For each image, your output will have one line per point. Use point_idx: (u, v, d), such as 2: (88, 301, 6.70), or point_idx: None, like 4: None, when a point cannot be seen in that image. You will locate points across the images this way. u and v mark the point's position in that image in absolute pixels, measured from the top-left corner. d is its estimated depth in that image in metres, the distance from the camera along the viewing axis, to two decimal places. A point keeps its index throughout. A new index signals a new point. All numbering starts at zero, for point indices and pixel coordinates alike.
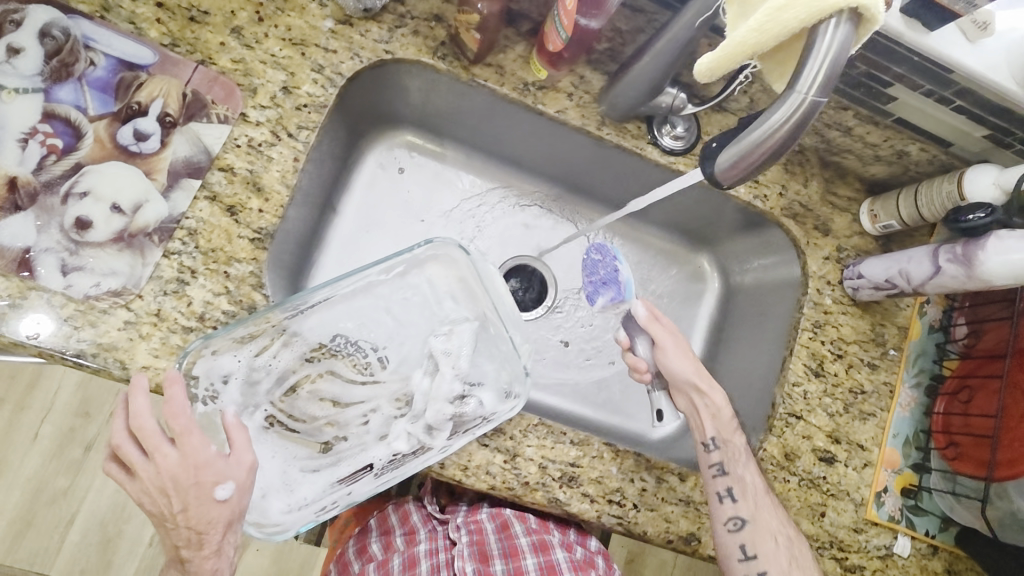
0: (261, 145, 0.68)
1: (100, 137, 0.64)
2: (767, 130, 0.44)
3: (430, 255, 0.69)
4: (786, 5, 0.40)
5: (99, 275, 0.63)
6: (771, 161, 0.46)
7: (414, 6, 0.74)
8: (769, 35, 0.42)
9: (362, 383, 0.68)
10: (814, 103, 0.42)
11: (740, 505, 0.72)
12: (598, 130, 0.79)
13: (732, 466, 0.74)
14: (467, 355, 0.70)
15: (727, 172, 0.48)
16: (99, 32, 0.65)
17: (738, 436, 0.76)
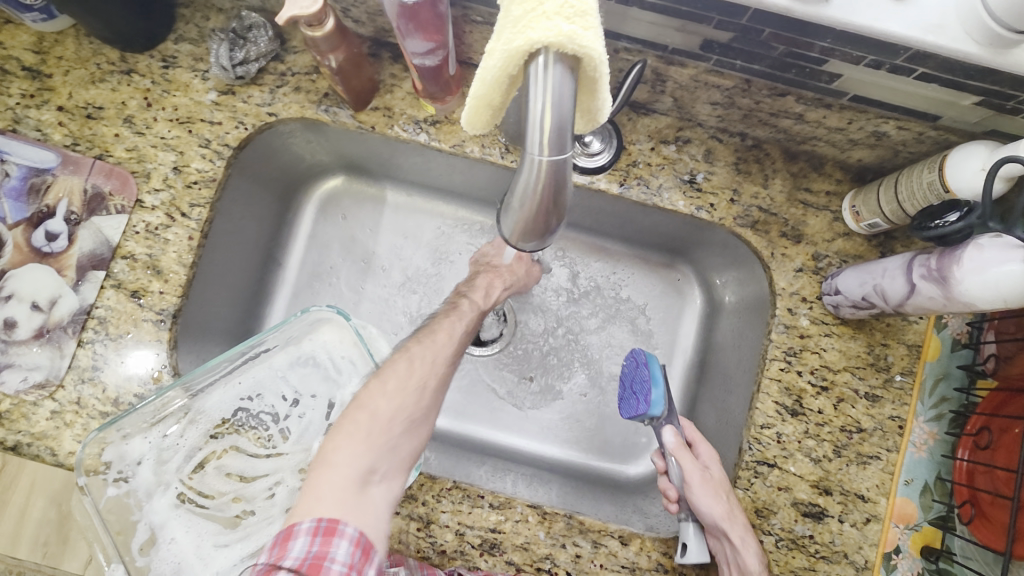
0: (158, 229, 0.71)
1: (18, 243, 0.69)
2: (521, 196, 0.36)
3: (317, 321, 0.69)
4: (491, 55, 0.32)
5: (25, 370, 0.68)
6: (558, 218, 0.38)
7: (295, 62, 0.73)
8: (496, 90, 0.34)
9: (266, 456, 0.69)
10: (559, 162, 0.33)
11: None
12: (502, 159, 0.73)
13: None
14: None
15: (521, 240, 0.40)
16: (10, 144, 0.71)
17: None
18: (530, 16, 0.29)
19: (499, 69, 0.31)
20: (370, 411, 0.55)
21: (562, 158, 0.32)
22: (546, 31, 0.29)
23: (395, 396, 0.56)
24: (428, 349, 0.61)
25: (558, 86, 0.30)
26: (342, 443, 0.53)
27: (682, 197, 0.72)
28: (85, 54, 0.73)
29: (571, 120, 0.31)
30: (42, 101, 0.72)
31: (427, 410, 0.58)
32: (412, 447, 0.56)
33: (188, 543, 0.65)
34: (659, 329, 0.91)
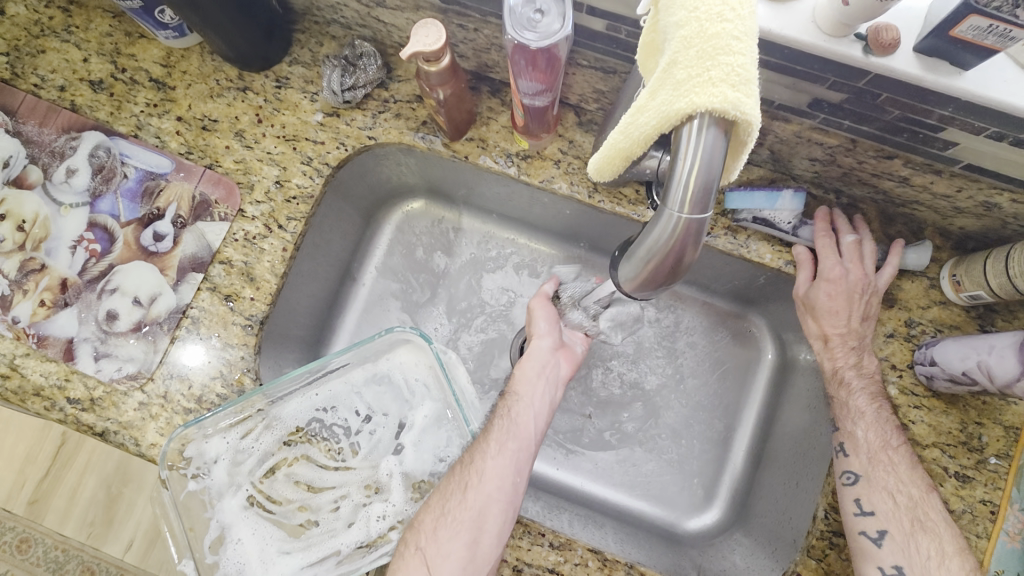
0: (255, 238, 0.74)
1: (128, 240, 0.74)
2: (649, 248, 0.38)
3: (396, 341, 0.70)
4: (643, 107, 0.36)
5: (121, 361, 0.71)
6: (679, 274, 0.40)
7: (398, 90, 0.77)
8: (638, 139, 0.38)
9: (334, 469, 0.69)
10: (695, 221, 0.35)
11: (885, 526, 0.61)
12: (589, 198, 0.73)
13: (870, 473, 0.63)
14: (430, 445, 0.69)
15: (633, 286, 0.42)
16: (132, 149, 0.76)
17: (888, 456, 0.63)
18: (694, 82, 0.32)
19: (653, 125, 0.35)
20: (426, 532, 0.61)
21: (701, 216, 0.35)
22: (711, 97, 0.32)
23: (448, 521, 0.60)
24: (469, 475, 0.62)
25: (709, 148, 0.33)
26: (436, 547, 0.59)
27: (769, 250, 0.71)
28: (207, 70, 0.78)
29: (716, 182, 0.34)
30: (164, 111, 0.77)
31: (474, 526, 0.60)
32: (483, 554, 0.59)
33: (252, 545, 0.66)
34: (727, 378, 0.89)
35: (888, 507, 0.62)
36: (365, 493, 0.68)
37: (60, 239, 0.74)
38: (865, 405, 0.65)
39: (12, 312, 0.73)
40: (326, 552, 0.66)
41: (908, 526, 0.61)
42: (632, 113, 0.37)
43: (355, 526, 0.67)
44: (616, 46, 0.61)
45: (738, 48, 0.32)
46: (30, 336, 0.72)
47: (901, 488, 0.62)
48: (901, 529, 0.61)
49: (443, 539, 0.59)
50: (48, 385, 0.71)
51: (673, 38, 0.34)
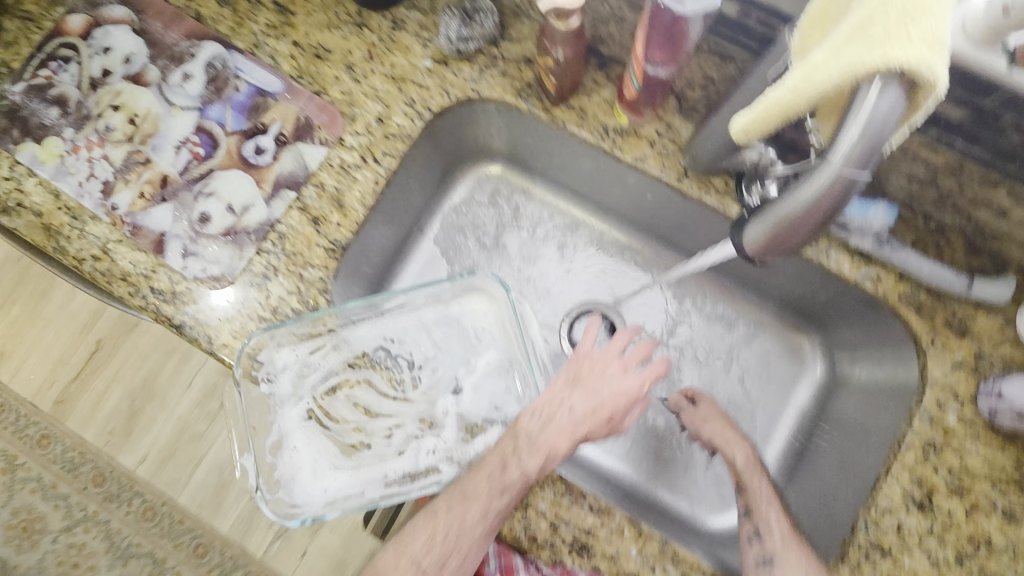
0: (350, 167, 0.76)
1: (230, 150, 0.77)
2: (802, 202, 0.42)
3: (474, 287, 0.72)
4: (823, 64, 0.39)
5: (207, 262, 0.74)
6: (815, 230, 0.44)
7: (509, 50, 0.79)
8: (807, 95, 0.41)
9: (393, 398, 0.71)
10: (852, 180, 0.39)
11: (764, 541, 0.68)
12: (678, 182, 0.75)
13: (755, 505, 0.71)
14: (489, 394, 0.71)
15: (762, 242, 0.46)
16: (247, 64, 0.79)
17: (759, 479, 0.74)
18: (892, 39, 0.35)
19: (833, 82, 0.38)
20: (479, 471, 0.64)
21: (861, 174, 0.39)
22: (906, 55, 0.34)
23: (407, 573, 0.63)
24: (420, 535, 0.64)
25: (887, 108, 0.36)
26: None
27: (848, 261, 0.71)
28: (329, 2, 0.81)
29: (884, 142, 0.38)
30: (282, 34, 0.80)
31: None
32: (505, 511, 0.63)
33: (306, 454, 0.68)
34: (773, 388, 0.90)
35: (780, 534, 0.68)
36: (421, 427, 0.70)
37: (167, 138, 0.77)
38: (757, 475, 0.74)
39: (111, 199, 0.76)
40: (374, 476, 0.68)
41: (784, 551, 0.66)
42: (807, 71, 0.40)
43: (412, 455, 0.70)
44: None
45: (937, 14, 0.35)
46: (124, 225, 0.75)
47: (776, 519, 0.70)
48: (796, 565, 0.65)
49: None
50: (135, 272, 0.74)
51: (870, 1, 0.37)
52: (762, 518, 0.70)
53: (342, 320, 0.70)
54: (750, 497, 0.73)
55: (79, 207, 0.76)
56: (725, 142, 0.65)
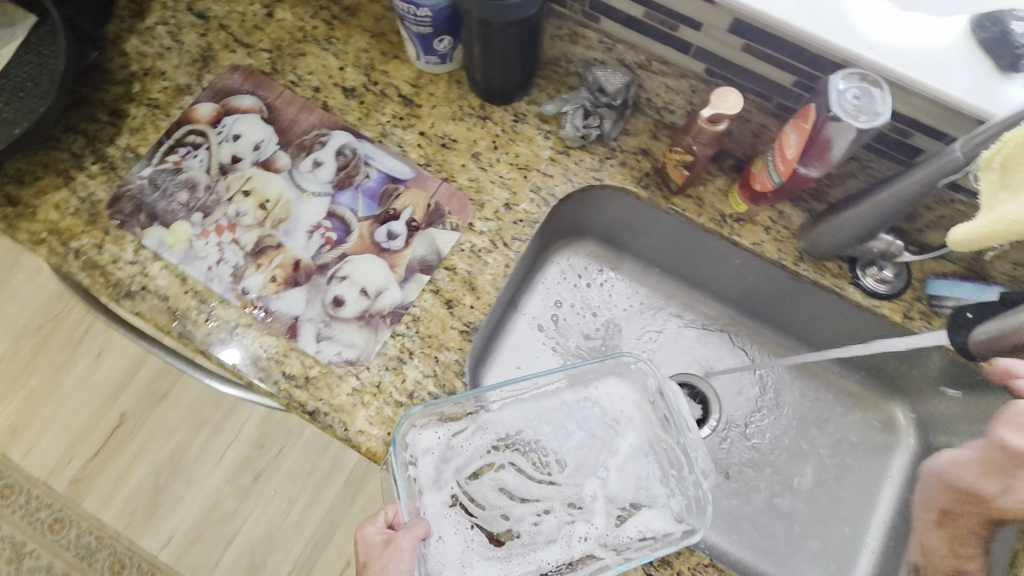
0: (481, 251, 0.79)
1: (363, 234, 0.79)
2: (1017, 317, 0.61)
3: (616, 368, 0.73)
4: None
5: (342, 345, 0.74)
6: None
7: (625, 142, 0.84)
8: None
9: (539, 481, 0.72)
10: None
11: None
12: (794, 265, 0.79)
13: None
14: (634, 477, 0.71)
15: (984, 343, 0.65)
16: (376, 153, 0.83)
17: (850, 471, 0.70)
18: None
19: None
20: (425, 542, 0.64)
21: None
22: None
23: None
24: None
25: None
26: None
27: None
28: (452, 95, 0.86)
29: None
30: (409, 125, 0.84)
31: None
32: None
33: (455, 545, 0.66)
34: (869, 459, 0.92)
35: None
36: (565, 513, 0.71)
37: (299, 223, 0.79)
38: None
39: (242, 282, 0.76)
40: (529, 567, 0.67)
41: None
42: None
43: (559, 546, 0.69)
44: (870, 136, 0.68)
45: None
46: (256, 308, 0.75)
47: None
48: None
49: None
50: (268, 357, 0.74)
51: None
52: None
53: (484, 403, 0.70)
54: None
55: (207, 291, 0.76)
56: (857, 231, 0.71)
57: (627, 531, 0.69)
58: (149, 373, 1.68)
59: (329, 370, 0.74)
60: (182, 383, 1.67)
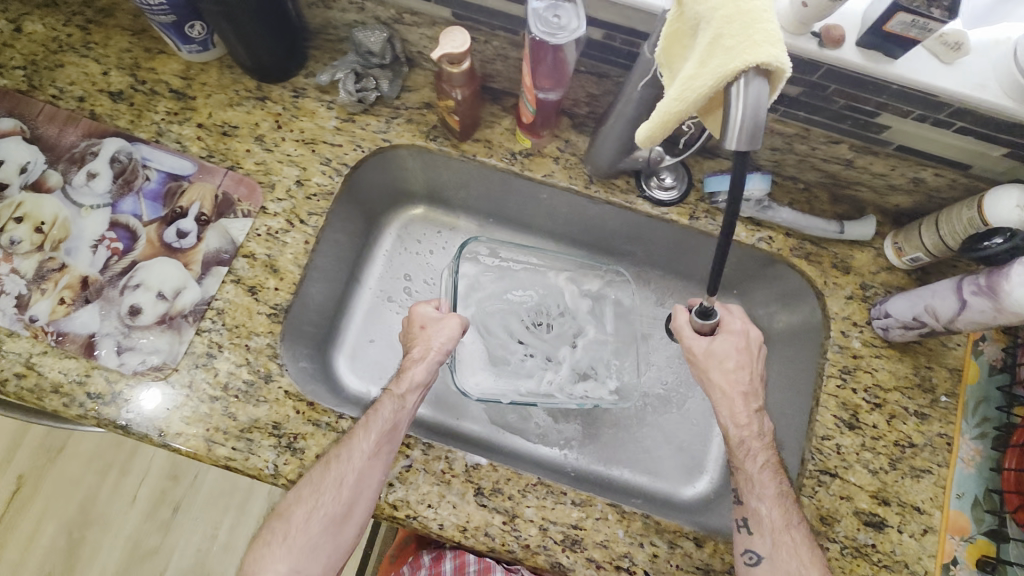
0: (278, 232, 0.78)
1: (151, 238, 0.77)
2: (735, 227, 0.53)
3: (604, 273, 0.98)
4: (696, 75, 0.42)
5: (146, 353, 0.73)
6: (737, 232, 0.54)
7: (409, 99, 0.84)
8: (688, 103, 0.44)
9: (532, 333, 0.94)
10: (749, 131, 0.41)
11: (754, 538, 0.67)
12: (586, 189, 0.82)
13: (746, 495, 0.69)
14: (600, 356, 0.95)
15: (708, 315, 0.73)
16: (154, 153, 0.80)
17: (751, 461, 0.70)
18: (743, 47, 0.39)
19: (709, 87, 0.41)
20: (296, 522, 0.66)
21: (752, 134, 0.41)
22: (761, 56, 0.39)
23: (316, 502, 0.66)
24: (349, 452, 0.67)
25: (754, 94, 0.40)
26: (260, 557, 0.67)
27: (743, 228, 0.81)
28: (226, 81, 0.84)
29: (763, 117, 0.40)
30: (185, 118, 0.82)
31: (323, 547, 0.66)
32: (340, 543, 0.67)
33: (469, 348, 0.91)
34: None
35: (757, 503, 0.68)
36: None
37: (81, 239, 0.76)
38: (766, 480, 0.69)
39: (29, 311, 0.74)
40: (514, 383, 0.91)
41: (773, 549, 0.66)
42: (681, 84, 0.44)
43: (390, 481, 0.71)
44: (610, 52, 0.71)
45: (766, 18, 0.40)
46: (48, 334, 0.73)
47: (765, 514, 0.67)
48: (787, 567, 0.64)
49: (278, 549, 0.66)
50: (68, 381, 0.72)
51: (714, 20, 0.41)
52: (752, 509, 0.68)
53: (490, 274, 0.95)
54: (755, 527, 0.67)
55: None
56: (619, 146, 0.73)
57: (579, 388, 0.92)
58: (37, 433, 1.58)
59: (137, 380, 0.73)
60: (73, 436, 1.56)
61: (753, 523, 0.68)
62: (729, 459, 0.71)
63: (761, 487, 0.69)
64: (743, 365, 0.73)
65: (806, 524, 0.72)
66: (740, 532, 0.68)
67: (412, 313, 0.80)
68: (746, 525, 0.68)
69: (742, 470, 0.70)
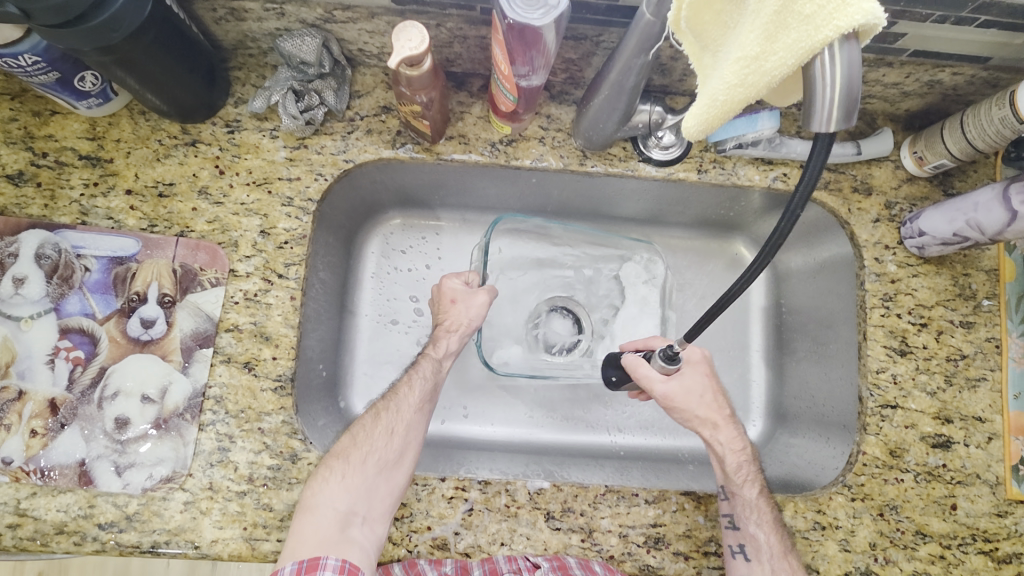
0: (257, 294, 0.69)
1: (114, 336, 0.66)
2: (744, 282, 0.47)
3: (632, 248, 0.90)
4: (765, 53, 0.37)
5: (150, 466, 0.65)
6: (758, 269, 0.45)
7: (361, 106, 0.73)
8: (756, 86, 0.39)
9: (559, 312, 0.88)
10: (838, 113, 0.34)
11: (753, 567, 0.64)
12: (582, 166, 0.74)
13: (742, 521, 0.67)
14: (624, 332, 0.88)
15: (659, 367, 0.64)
16: (84, 238, 0.68)
17: (749, 487, 0.68)
18: (829, 11, 0.33)
19: (789, 65, 0.36)
20: (353, 462, 0.65)
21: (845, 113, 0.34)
22: (851, 20, 0.33)
23: (370, 446, 0.66)
24: (399, 403, 0.70)
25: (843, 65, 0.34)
26: (315, 496, 0.63)
27: (755, 171, 0.75)
28: (144, 132, 0.70)
29: (857, 91, 0.34)
30: (109, 188, 0.69)
31: (382, 488, 0.65)
32: (394, 486, 0.65)
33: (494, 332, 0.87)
34: None
35: (757, 528, 0.66)
36: (448, 499, 0.67)
37: (32, 357, 0.65)
38: (762, 505, 0.67)
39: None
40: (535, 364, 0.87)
41: None
42: (744, 66, 0.38)
43: (455, 530, 0.66)
44: (586, 11, 0.61)
45: None
46: (31, 474, 0.64)
47: (763, 539, 0.65)
48: None
49: (336, 484, 0.63)
50: (71, 518, 0.64)
51: None
52: (748, 535, 0.66)
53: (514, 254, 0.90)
54: (742, 535, 0.66)
55: None
56: (615, 114, 0.65)
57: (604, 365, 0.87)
58: None
59: (151, 497, 0.64)
60: None
61: (750, 550, 0.65)
62: (727, 485, 0.69)
63: (759, 512, 0.67)
64: (715, 393, 0.71)
65: (877, 462, 0.71)
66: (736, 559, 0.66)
67: (441, 288, 0.79)
68: (743, 553, 0.65)
69: (740, 496, 0.68)
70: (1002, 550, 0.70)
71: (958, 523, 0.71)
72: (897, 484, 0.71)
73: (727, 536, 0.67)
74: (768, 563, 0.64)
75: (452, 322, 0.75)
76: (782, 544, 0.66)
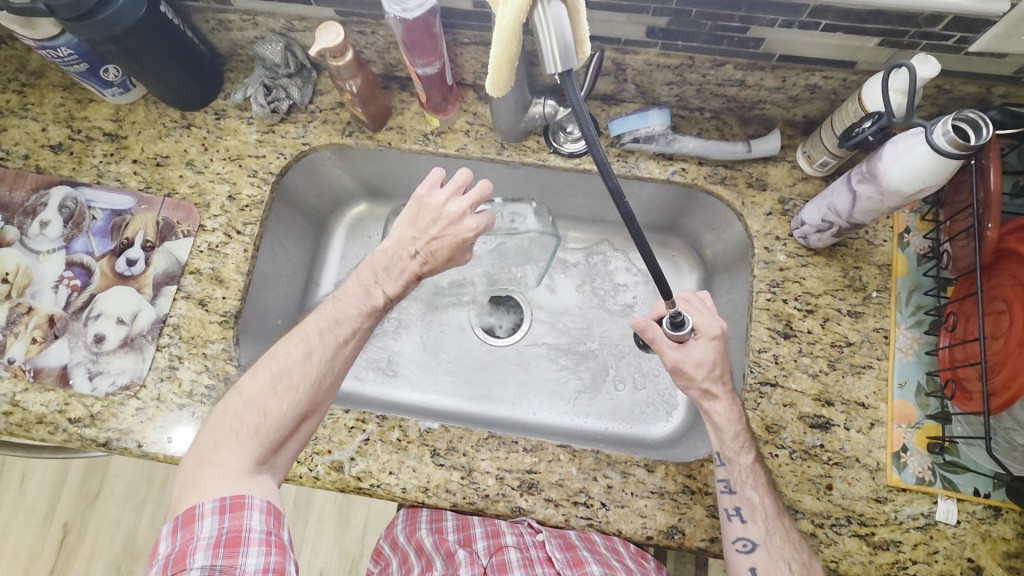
0: (219, 246, 0.84)
1: (105, 271, 0.83)
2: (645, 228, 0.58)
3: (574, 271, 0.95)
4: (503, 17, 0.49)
5: (114, 375, 0.79)
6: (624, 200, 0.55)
7: (322, 101, 0.88)
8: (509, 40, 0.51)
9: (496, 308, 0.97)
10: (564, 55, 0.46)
11: (749, 527, 0.67)
12: (499, 155, 0.85)
13: (739, 484, 0.69)
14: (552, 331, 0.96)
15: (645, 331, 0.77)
16: (96, 194, 0.86)
17: (745, 454, 0.70)
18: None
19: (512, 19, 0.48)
20: (267, 413, 0.66)
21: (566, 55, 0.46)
22: None
23: (290, 396, 0.67)
24: (336, 359, 0.71)
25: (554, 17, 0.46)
26: (214, 450, 0.64)
27: (656, 165, 0.84)
28: (153, 117, 0.89)
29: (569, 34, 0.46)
30: (121, 157, 0.88)
31: (291, 432, 0.68)
32: (302, 435, 0.69)
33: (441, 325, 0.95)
34: None
35: (752, 491, 0.68)
36: (349, 429, 0.76)
37: (42, 282, 0.82)
38: (757, 473, 0.69)
39: (7, 354, 0.80)
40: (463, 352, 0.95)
41: (767, 537, 0.67)
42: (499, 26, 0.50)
43: (351, 455, 0.75)
44: (485, 20, 0.74)
45: None
46: (26, 372, 0.79)
47: (758, 501, 0.68)
48: (781, 554, 0.66)
49: (247, 437, 0.64)
50: (49, 412, 0.78)
51: None
52: (745, 498, 0.68)
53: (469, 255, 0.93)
54: (741, 500, 0.68)
55: None
56: (514, 107, 0.77)
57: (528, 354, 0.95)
58: (75, 478, 1.51)
59: (111, 400, 0.78)
60: (110, 475, 1.50)
61: (746, 511, 0.67)
62: (723, 451, 0.70)
63: (754, 477, 0.69)
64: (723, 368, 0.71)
65: (753, 435, 0.74)
66: (732, 521, 0.68)
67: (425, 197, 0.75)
68: (739, 515, 0.68)
69: (737, 462, 0.69)
70: (878, 535, 0.70)
71: (833, 504, 0.72)
72: (771, 458, 0.73)
73: (725, 499, 0.69)
74: (763, 524, 0.67)
75: (441, 256, 0.75)
76: (774, 501, 0.68)
